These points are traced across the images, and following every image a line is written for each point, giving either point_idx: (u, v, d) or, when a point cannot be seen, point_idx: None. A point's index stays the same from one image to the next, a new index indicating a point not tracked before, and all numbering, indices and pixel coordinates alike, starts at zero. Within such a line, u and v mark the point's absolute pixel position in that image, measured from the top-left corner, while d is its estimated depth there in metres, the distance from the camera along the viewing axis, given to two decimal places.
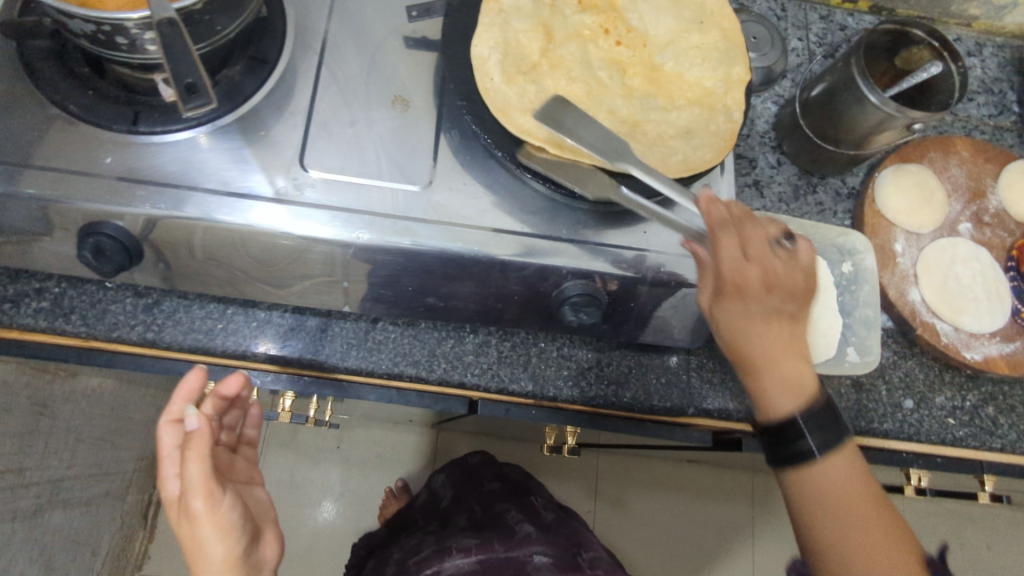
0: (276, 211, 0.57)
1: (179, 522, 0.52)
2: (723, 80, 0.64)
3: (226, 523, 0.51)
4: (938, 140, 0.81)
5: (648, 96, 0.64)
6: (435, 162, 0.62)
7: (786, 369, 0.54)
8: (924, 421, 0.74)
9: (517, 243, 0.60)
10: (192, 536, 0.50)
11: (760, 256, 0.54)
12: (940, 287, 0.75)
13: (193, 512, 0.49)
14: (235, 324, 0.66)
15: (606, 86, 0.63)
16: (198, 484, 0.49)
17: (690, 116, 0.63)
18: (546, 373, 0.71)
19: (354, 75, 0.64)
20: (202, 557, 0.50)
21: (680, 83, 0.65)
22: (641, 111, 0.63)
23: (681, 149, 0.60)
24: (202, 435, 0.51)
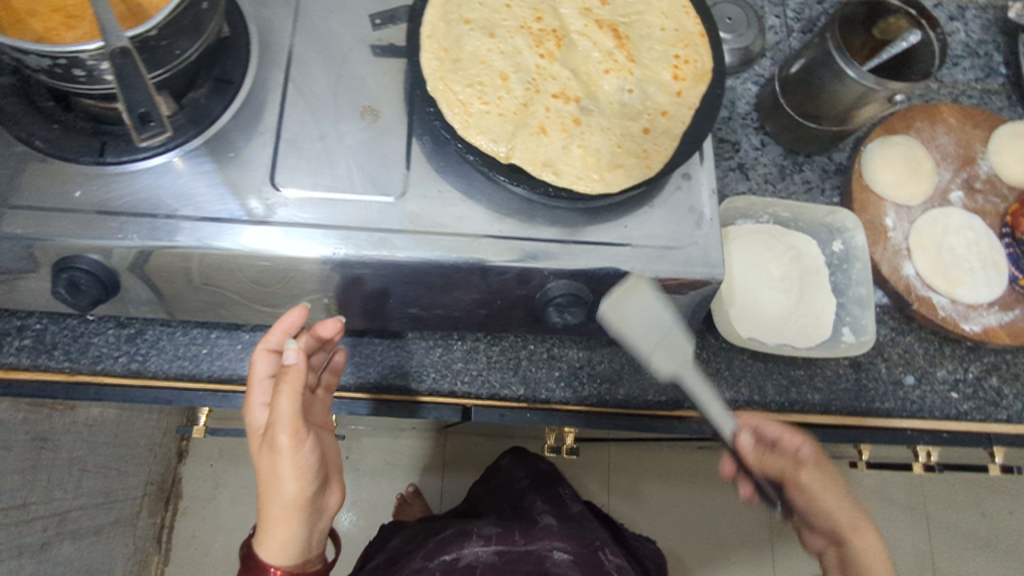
0: (266, 233, 0.57)
1: (262, 451, 0.56)
2: (671, 117, 0.61)
3: (304, 463, 0.55)
4: (924, 109, 0.80)
5: (595, 126, 0.60)
6: (408, 170, 0.61)
7: (844, 505, 0.60)
8: (927, 397, 0.73)
9: (497, 247, 0.60)
10: (273, 468, 0.54)
11: (818, 502, 0.60)
12: (934, 259, 0.73)
13: (279, 446, 0.54)
14: (219, 347, 0.66)
15: (551, 112, 0.60)
16: (287, 418, 0.53)
17: (627, 147, 0.60)
18: (537, 376, 0.69)
19: (320, 88, 0.62)
20: (277, 491, 0.54)
21: (623, 112, 0.61)
22: (584, 140, 0.59)
23: (605, 173, 0.58)
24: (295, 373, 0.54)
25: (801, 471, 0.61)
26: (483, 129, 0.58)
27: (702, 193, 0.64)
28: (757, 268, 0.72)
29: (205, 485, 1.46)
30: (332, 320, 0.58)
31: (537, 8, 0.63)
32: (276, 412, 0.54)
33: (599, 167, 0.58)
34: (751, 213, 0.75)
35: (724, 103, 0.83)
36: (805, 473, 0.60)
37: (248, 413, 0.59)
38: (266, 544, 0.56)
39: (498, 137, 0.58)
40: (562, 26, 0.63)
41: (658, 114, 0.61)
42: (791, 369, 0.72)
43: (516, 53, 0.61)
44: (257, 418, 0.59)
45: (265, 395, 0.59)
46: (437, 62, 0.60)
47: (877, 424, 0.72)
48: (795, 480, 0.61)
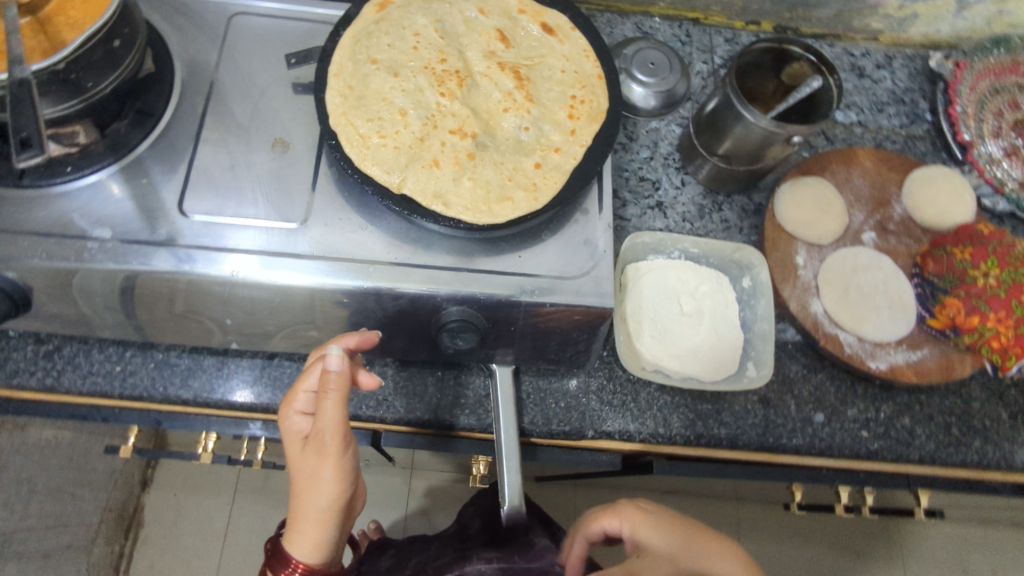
0: (250, 261, 0.60)
1: (303, 455, 0.59)
2: (565, 153, 0.64)
3: (345, 467, 0.58)
4: (841, 152, 0.82)
5: (488, 160, 0.63)
6: (312, 199, 0.65)
7: (661, 541, 0.62)
8: (836, 435, 0.72)
9: (392, 272, 0.62)
10: (319, 470, 0.57)
11: (646, 538, 0.64)
12: (841, 296, 0.74)
13: (326, 449, 0.57)
14: (133, 365, 0.69)
15: (447, 146, 0.63)
16: (335, 424, 0.56)
17: (518, 180, 0.63)
18: (442, 402, 0.71)
19: (236, 122, 0.66)
20: (318, 491, 0.57)
21: (519, 149, 0.65)
22: (477, 173, 0.62)
23: (494, 204, 0.61)
24: (343, 379, 0.57)
25: (624, 513, 0.66)
26: (379, 161, 0.61)
27: (595, 226, 0.67)
28: (668, 299, 0.74)
29: (167, 515, 1.45)
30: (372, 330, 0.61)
31: (443, 50, 0.67)
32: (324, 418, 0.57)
33: (486, 200, 0.61)
34: (660, 248, 0.77)
35: (647, 143, 0.86)
36: (625, 514, 0.66)
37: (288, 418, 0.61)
38: (298, 543, 0.59)
39: (390, 169, 0.61)
40: (467, 67, 0.67)
41: (551, 150, 0.64)
42: (697, 404, 0.73)
43: (417, 91, 0.65)
44: (295, 424, 0.61)
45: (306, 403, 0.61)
46: (341, 98, 0.64)
47: (786, 461, 0.72)
48: (635, 544, 0.64)
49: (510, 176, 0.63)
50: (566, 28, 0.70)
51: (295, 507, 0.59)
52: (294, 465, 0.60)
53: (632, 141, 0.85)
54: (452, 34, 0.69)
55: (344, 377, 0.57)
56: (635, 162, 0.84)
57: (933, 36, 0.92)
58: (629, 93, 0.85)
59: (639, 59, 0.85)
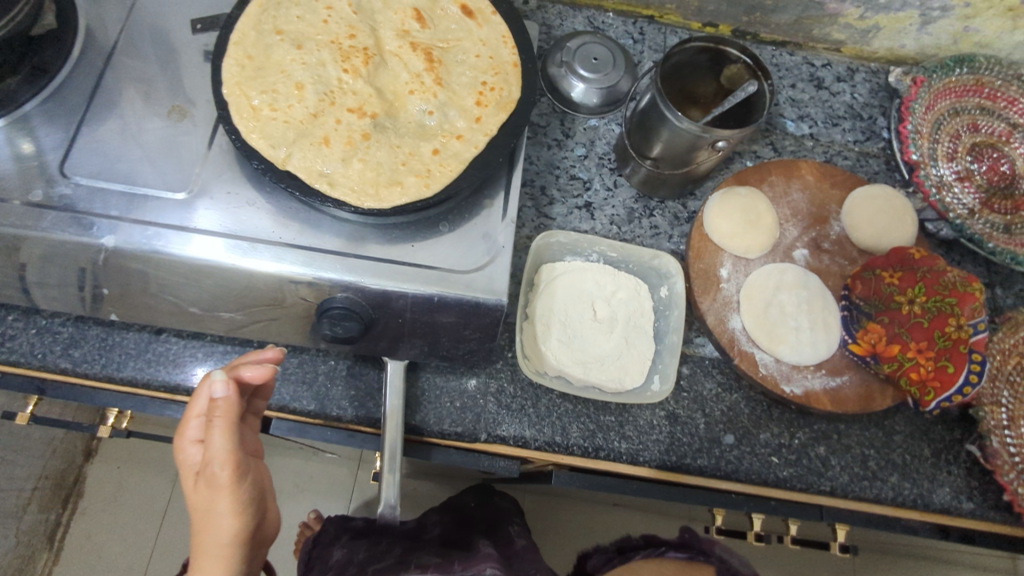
0: (219, 245, 0.59)
1: (195, 491, 0.51)
2: (468, 140, 0.61)
3: (243, 500, 0.51)
4: (782, 164, 0.78)
5: (383, 142, 0.60)
6: (201, 170, 0.62)
7: None
8: (745, 459, 0.68)
9: (274, 252, 0.59)
10: (212, 506, 0.50)
11: None
12: (762, 314, 0.70)
13: (217, 484, 0.50)
14: (14, 329, 0.67)
15: (342, 125, 0.60)
16: (223, 454, 0.50)
17: (413, 164, 0.60)
18: (332, 392, 0.68)
19: (134, 88, 0.65)
20: (212, 532, 0.50)
21: (420, 132, 0.62)
22: (370, 155, 0.59)
23: (383, 187, 0.58)
24: (229, 405, 0.50)
25: None
26: (266, 134, 0.58)
27: (496, 221, 0.63)
28: (580, 303, 0.70)
29: (107, 487, 1.44)
30: (272, 348, 0.56)
31: (354, 27, 0.65)
32: (211, 447, 0.50)
33: (375, 183, 0.58)
34: (577, 249, 0.74)
35: (583, 141, 0.82)
36: None
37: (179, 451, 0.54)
38: None
39: (277, 143, 0.58)
40: (377, 46, 0.65)
41: (453, 137, 0.61)
42: (600, 414, 0.69)
43: (319, 65, 0.62)
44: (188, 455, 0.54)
45: (198, 432, 0.53)
46: (238, 68, 0.61)
47: (692, 482, 0.68)
48: None
49: (405, 160, 0.60)
50: (487, 12, 0.67)
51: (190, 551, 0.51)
52: (188, 503, 0.52)
53: (567, 137, 0.82)
54: (368, 11, 0.67)
55: (229, 404, 0.50)
56: (567, 159, 0.81)
57: (898, 51, 0.88)
58: (568, 87, 0.81)
59: (581, 54, 0.80)
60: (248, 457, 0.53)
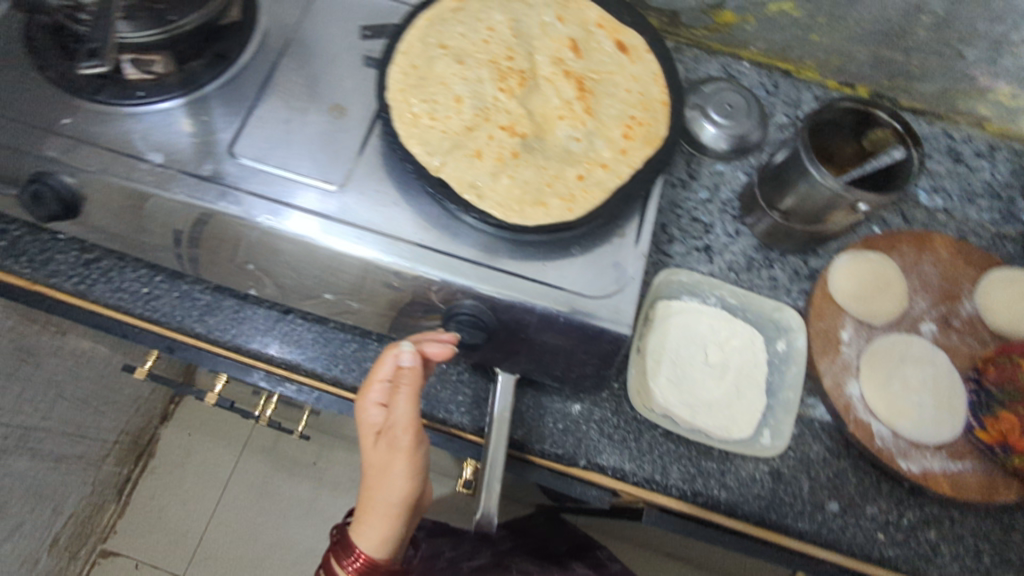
0: (309, 223, 0.61)
1: (374, 450, 0.56)
2: (612, 170, 0.62)
3: (418, 463, 0.55)
4: (915, 234, 0.76)
5: (530, 162, 0.62)
6: (354, 166, 0.65)
7: None
8: (848, 530, 0.66)
9: (414, 252, 0.62)
10: (390, 465, 0.55)
11: None
12: (884, 384, 0.68)
13: (400, 442, 0.54)
14: (158, 290, 0.71)
15: (494, 141, 0.62)
16: (409, 415, 0.55)
17: (557, 186, 0.61)
18: (439, 395, 0.69)
19: (301, 82, 0.69)
20: (388, 487, 0.54)
21: (566, 157, 0.63)
22: (518, 173, 0.61)
23: (527, 205, 0.60)
24: (414, 375, 0.57)
25: None
26: (423, 140, 0.61)
27: (628, 251, 0.64)
28: (693, 345, 0.70)
29: (177, 453, 1.49)
30: (450, 331, 0.63)
31: (512, 49, 0.67)
32: (399, 408, 0.55)
33: (521, 199, 0.60)
34: (695, 290, 0.74)
35: (708, 185, 0.82)
36: None
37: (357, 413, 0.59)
38: (366, 540, 0.55)
39: (432, 150, 0.61)
40: (532, 69, 0.67)
41: (598, 165, 0.63)
42: (702, 460, 0.68)
43: (477, 82, 0.65)
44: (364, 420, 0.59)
45: (381, 396, 0.58)
46: (402, 75, 0.64)
47: (789, 545, 0.66)
48: None
49: (549, 181, 0.61)
50: (640, 50, 0.69)
51: (362, 504, 0.55)
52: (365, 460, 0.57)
53: (692, 179, 0.82)
54: (526, 35, 0.69)
55: (414, 374, 0.57)
56: (691, 201, 0.81)
57: None
58: (700, 131, 0.82)
59: (717, 100, 0.81)
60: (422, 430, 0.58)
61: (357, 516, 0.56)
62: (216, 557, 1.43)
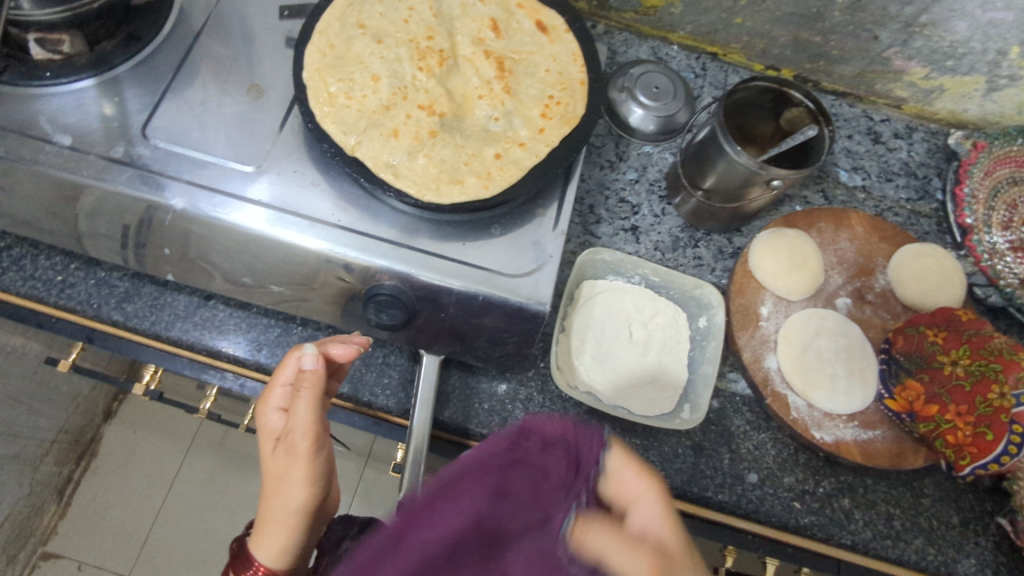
0: (255, 215, 0.60)
1: (276, 457, 0.59)
2: (529, 149, 0.63)
3: (316, 470, 0.58)
4: (832, 212, 0.78)
5: (448, 142, 0.62)
6: (271, 147, 0.65)
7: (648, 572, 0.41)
8: (766, 500, 0.68)
9: (330, 233, 0.61)
10: (288, 471, 0.57)
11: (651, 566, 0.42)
12: (799, 356, 0.69)
13: (296, 449, 0.57)
14: (74, 278, 0.70)
15: (411, 120, 0.62)
16: (305, 423, 0.57)
17: (473, 165, 0.61)
18: (365, 378, 0.69)
19: (218, 62, 0.67)
20: (285, 495, 0.57)
21: (484, 136, 0.63)
22: (435, 153, 0.61)
23: (442, 185, 0.60)
24: (315, 379, 0.58)
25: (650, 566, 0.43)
26: (338, 120, 0.61)
27: (548, 230, 0.64)
28: (617, 324, 0.71)
29: (122, 449, 1.47)
30: (370, 314, 0.62)
31: (432, 28, 0.67)
32: (295, 416, 0.57)
33: (436, 180, 0.60)
34: (621, 270, 0.75)
35: (636, 166, 0.83)
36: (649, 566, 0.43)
37: (263, 415, 0.61)
38: (266, 546, 0.58)
39: (348, 129, 0.60)
40: (452, 49, 0.67)
41: (515, 144, 0.63)
42: (626, 436, 0.69)
43: (396, 61, 0.64)
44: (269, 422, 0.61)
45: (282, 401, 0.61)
46: (319, 55, 0.63)
47: (708, 518, 0.67)
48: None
49: (466, 161, 0.61)
50: (560, 29, 0.69)
51: (262, 510, 0.58)
52: (267, 465, 0.59)
53: (621, 161, 0.83)
54: (446, 15, 0.69)
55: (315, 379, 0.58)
56: (619, 182, 0.82)
57: (959, 114, 0.88)
58: (627, 112, 0.83)
59: (643, 82, 0.82)
60: (324, 432, 0.60)
61: (262, 518, 0.58)
62: (164, 554, 1.41)
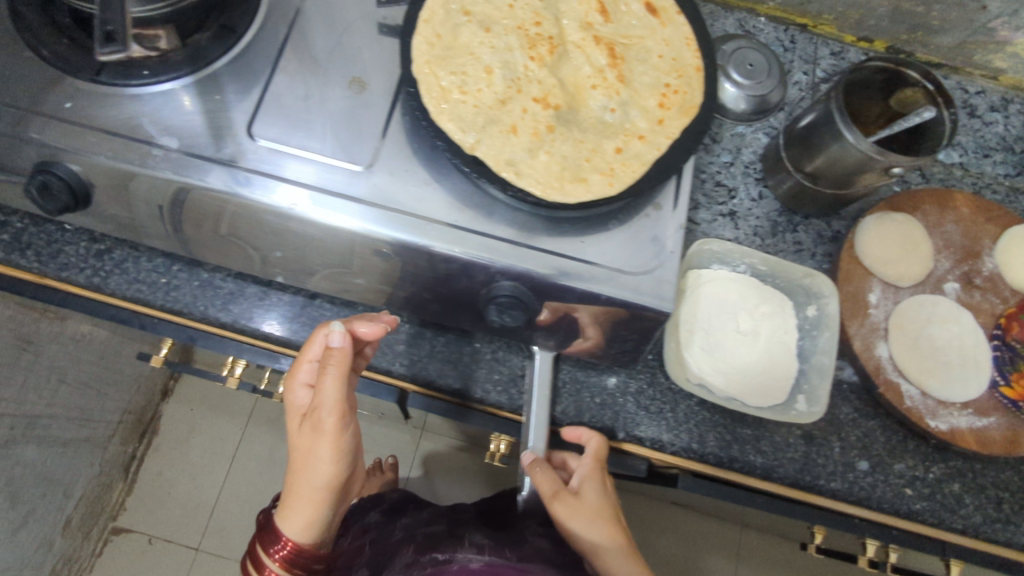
0: (333, 203, 0.59)
1: (303, 431, 0.61)
2: (649, 143, 0.61)
3: (342, 447, 0.60)
4: (937, 193, 0.76)
5: (567, 137, 0.60)
6: (380, 145, 0.62)
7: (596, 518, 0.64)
8: (877, 486, 0.69)
9: (449, 235, 0.60)
10: (315, 446, 0.60)
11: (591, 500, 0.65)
12: (911, 344, 0.70)
13: (323, 426, 0.59)
14: (179, 280, 0.69)
15: (528, 114, 0.60)
16: (332, 402, 0.59)
17: (594, 161, 0.59)
18: (476, 375, 0.69)
19: (317, 53, 0.65)
20: (313, 468, 0.60)
21: (601, 129, 0.61)
22: (556, 149, 0.59)
23: (566, 184, 0.58)
24: (343, 358, 0.59)
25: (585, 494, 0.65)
26: (455, 116, 0.58)
27: (667, 224, 0.63)
28: (726, 315, 0.70)
29: (182, 428, 1.49)
30: (491, 313, 0.62)
31: (539, 13, 0.64)
32: (323, 395, 0.59)
33: (559, 179, 0.58)
34: (727, 259, 0.74)
35: (730, 148, 0.81)
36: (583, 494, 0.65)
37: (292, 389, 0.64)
38: (291, 516, 0.63)
39: (466, 127, 0.58)
40: (561, 35, 0.64)
41: (635, 138, 0.61)
42: (737, 427, 0.70)
43: (506, 50, 0.62)
44: (300, 396, 0.64)
45: (310, 376, 0.63)
46: (427, 46, 0.61)
47: (822, 505, 0.68)
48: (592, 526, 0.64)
49: (587, 158, 0.59)
50: (671, 12, 0.66)
51: (291, 479, 0.62)
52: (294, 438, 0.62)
53: (715, 142, 0.81)
54: None
55: (344, 356, 0.59)
56: (713, 165, 0.80)
57: None
58: (721, 92, 0.80)
59: (737, 59, 0.79)
60: (349, 409, 0.62)
61: (291, 489, 0.62)
62: (228, 528, 1.43)
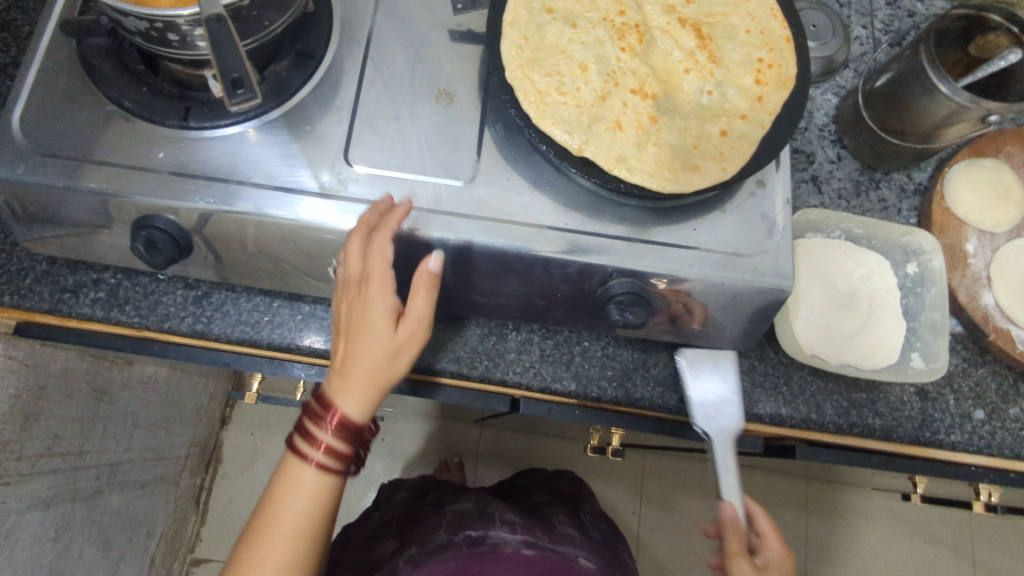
0: (456, 226, 0.58)
1: (369, 337, 0.50)
2: (753, 121, 0.60)
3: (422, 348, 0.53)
4: (1018, 133, 0.76)
5: (671, 126, 0.59)
6: (478, 158, 0.61)
7: None
8: (997, 433, 0.69)
9: (562, 240, 0.59)
10: (395, 354, 0.51)
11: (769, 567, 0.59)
12: (1016, 289, 0.70)
13: (411, 333, 0.51)
14: (281, 316, 0.68)
15: (629, 107, 0.59)
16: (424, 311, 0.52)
17: (702, 146, 0.58)
18: (589, 373, 0.70)
19: (398, 70, 0.63)
20: (387, 372, 0.51)
21: (702, 114, 0.60)
22: (663, 139, 0.58)
23: (681, 174, 0.57)
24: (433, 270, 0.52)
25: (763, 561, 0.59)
26: (558, 119, 0.57)
27: (774, 202, 0.62)
28: (830, 284, 0.70)
29: (244, 452, 1.49)
30: (612, 314, 0.60)
31: (620, 3, 0.63)
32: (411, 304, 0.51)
33: (670, 169, 0.57)
34: (822, 228, 0.73)
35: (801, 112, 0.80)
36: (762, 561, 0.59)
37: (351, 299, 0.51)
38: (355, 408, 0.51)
39: (573, 129, 0.57)
40: (645, 22, 0.63)
41: (738, 118, 0.60)
42: (852, 392, 0.70)
43: (597, 44, 0.61)
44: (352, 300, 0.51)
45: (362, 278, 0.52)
46: (517, 50, 0.59)
47: (940, 457, 0.69)
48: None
49: (695, 145, 0.58)
50: None
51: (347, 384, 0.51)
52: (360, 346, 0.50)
53: None
54: None
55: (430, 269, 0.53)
56: None
57: None
58: None
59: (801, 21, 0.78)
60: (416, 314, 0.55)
61: (343, 380, 0.51)
62: None
